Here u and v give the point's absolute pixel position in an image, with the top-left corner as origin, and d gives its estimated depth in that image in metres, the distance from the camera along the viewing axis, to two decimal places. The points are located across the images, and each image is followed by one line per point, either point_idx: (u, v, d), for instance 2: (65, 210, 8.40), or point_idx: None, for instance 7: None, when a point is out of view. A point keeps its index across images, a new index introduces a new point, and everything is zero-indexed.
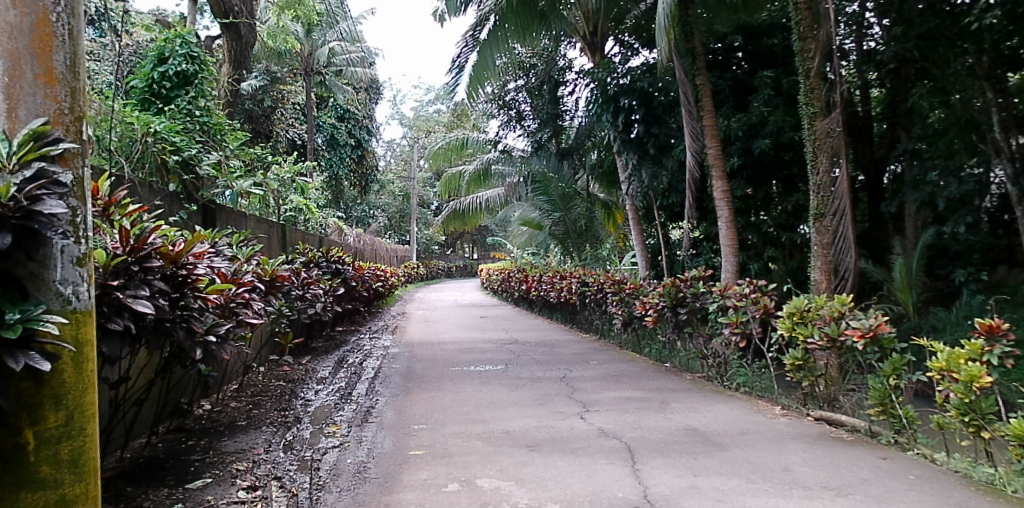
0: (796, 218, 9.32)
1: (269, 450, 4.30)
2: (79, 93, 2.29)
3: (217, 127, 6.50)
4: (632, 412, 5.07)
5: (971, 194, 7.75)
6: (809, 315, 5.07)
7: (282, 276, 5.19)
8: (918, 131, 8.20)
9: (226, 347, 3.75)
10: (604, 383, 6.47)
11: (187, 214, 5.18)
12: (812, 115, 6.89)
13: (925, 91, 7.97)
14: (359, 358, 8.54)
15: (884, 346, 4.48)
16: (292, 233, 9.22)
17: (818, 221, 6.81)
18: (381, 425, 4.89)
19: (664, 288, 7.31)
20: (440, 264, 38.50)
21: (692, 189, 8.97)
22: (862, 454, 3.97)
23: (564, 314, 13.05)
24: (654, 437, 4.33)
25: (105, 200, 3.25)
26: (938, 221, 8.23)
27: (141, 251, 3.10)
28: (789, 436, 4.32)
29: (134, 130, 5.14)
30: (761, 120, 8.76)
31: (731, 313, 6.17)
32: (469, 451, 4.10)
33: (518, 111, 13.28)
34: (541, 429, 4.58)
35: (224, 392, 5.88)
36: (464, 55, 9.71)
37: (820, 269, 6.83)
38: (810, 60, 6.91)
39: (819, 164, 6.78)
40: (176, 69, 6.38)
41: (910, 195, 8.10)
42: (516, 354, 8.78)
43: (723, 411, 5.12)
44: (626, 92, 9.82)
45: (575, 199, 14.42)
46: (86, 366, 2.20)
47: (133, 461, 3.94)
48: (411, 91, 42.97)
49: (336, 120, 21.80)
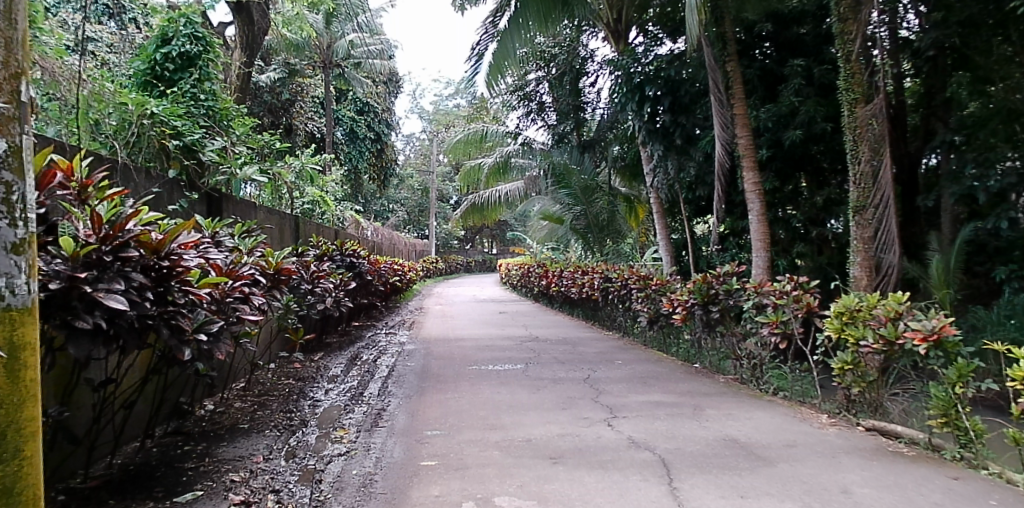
0: (827, 213, 8.79)
1: (269, 458, 3.96)
2: (17, 45, 1.92)
3: (224, 112, 6.11)
4: (663, 420, 4.66)
5: (1009, 189, 7.00)
6: (860, 315, 4.61)
7: (288, 269, 4.83)
8: (955, 122, 7.53)
9: (222, 346, 3.43)
10: (630, 385, 6.06)
11: (188, 202, 4.95)
12: (852, 102, 6.40)
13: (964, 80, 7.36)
14: (373, 355, 8.22)
15: (948, 351, 4.00)
16: (302, 226, 8.79)
17: (859, 214, 6.37)
18: (392, 430, 4.54)
19: (695, 285, 6.94)
20: (459, 259, 38.30)
21: (721, 180, 8.50)
22: (928, 473, 3.52)
23: (586, 311, 12.65)
24: (690, 449, 3.92)
25: (80, 181, 2.89)
26: (975, 215, 7.62)
27: (117, 240, 2.77)
28: (843, 451, 3.89)
29: (130, 112, 4.83)
30: (792, 110, 8.26)
31: (770, 313, 5.73)
32: (486, 463, 3.73)
33: (540, 102, 12.91)
34: (565, 438, 4.19)
35: (229, 391, 5.59)
36: (484, 43, 9.33)
37: (860, 267, 6.40)
38: (850, 43, 6.40)
39: (860, 153, 6.30)
40: (180, 50, 6.07)
41: (947, 189, 7.52)
42: (537, 351, 8.41)
43: (763, 418, 4.68)
44: (652, 81, 9.40)
45: (598, 192, 13.65)
46: (24, 374, 1.86)
47: (123, 468, 3.68)
48: (430, 85, 42.79)
49: (355, 113, 21.51)
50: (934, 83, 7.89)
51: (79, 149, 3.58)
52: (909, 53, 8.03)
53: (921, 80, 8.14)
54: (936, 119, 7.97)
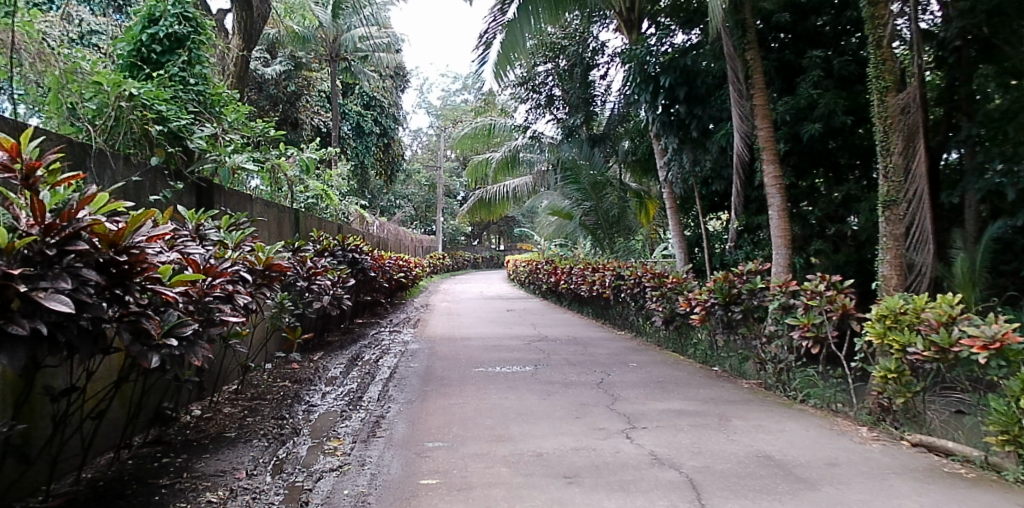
0: (847, 209, 8.36)
1: (253, 475, 3.58)
2: None
3: (216, 97, 5.76)
4: (687, 431, 4.25)
5: None
6: (905, 318, 4.19)
7: (280, 266, 4.38)
8: (978, 118, 6.90)
9: (198, 350, 3.06)
10: (648, 391, 5.64)
11: (172, 192, 4.60)
12: (882, 90, 5.89)
13: (990, 73, 6.83)
14: (375, 354, 7.83)
15: (1011, 360, 3.58)
16: (303, 220, 8.44)
17: (889, 209, 5.84)
18: (390, 441, 4.16)
19: (715, 283, 6.54)
20: (467, 255, 37.96)
21: (741, 174, 8.18)
22: (996, 501, 3.12)
23: (596, 309, 12.25)
24: (720, 467, 3.52)
25: (26, 163, 2.47)
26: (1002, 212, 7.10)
27: (63, 231, 2.40)
28: (893, 472, 3.48)
29: (106, 93, 4.41)
30: (811, 103, 7.77)
31: (800, 315, 5.31)
32: (492, 483, 3.34)
33: (547, 95, 12.42)
34: (580, 453, 3.79)
35: (220, 394, 5.23)
36: (492, 32, 8.81)
37: (890, 265, 5.85)
38: (881, 27, 5.87)
39: (892, 145, 5.81)
40: (168, 31, 5.67)
41: (972, 186, 6.95)
42: (546, 352, 8.01)
43: (797, 431, 4.26)
44: (666, 70, 8.92)
45: (607, 187, 13.25)
46: None
47: (91, 484, 3.34)
48: (438, 80, 42.40)
49: (361, 107, 21.12)
50: (957, 77, 7.23)
51: (28, 126, 3.20)
52: (932, 45, 7.37)
53: (942, 74, 7.46)
54: (959, 114, 7.23)
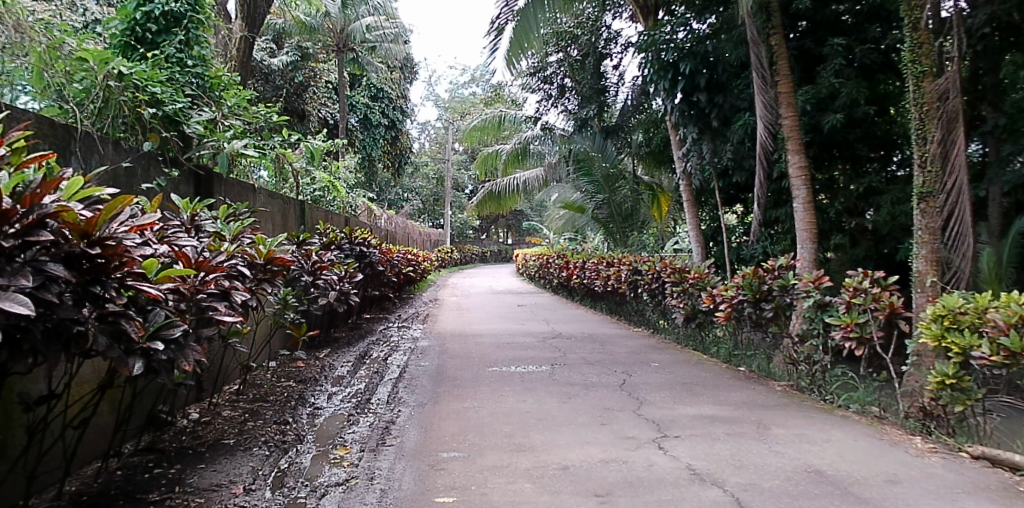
0: (866, 202, 7.86)
1: (251, 490, 3.25)
2: None
3: (215, 80, 5.49)
4: (724, 441, 3.90)
5: None
6: (965, 319, 3.82)
7: (282, 260, 4.05)
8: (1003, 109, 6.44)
9: (189, 352, 2.75)
10: (675, 394, 5.29)
11: (167, 180, 4.27)
12: (919, 75, 5.38)
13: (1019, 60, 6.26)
14: (383, 352, 7.50)
15: None
16: (308, 212, 8.10)
17: (925, 201, 5.34)
18: (400, 450, 3.83)
19: (743, 279, 6.13)
20: (474, 249, 37.68)
21: (764, 165, 7.75)
22: None
23: (610, 304, 11.89)
24: (767, 485, 3.16)
25: None
26: None
27: (24, 218, 2.07)
28: (962, 492, 3.12)
29: (91, 71, 4.07)
30: (833, 92, 7.36)
31: (841, 314, 4.94)
32: (517, 502, 3.00)
33: (560, 85, 12.03)
34: (610, 466, 3.44)
35: (220, 396, 4.92)
36: (504, 17, 8.41)
37: (926, 260, 5.35)
38: (917, 8, 5.36)
39: (929, 133, 5.30)
40: (163, 9, 5.31)
41: (996, 178, 6.44)
42: (562, 351, 7.66)
43: (845, 442, 3.90)
44: (685, 57, 8.46)
45: (620, 181, 12.20)
46: None
47: (74, 497, 3.03)
48: (445, 73, 42.02)
49: (369, 99, 20.75)
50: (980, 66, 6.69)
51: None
52: None
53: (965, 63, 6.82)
54: (984, 104, 6.63)
